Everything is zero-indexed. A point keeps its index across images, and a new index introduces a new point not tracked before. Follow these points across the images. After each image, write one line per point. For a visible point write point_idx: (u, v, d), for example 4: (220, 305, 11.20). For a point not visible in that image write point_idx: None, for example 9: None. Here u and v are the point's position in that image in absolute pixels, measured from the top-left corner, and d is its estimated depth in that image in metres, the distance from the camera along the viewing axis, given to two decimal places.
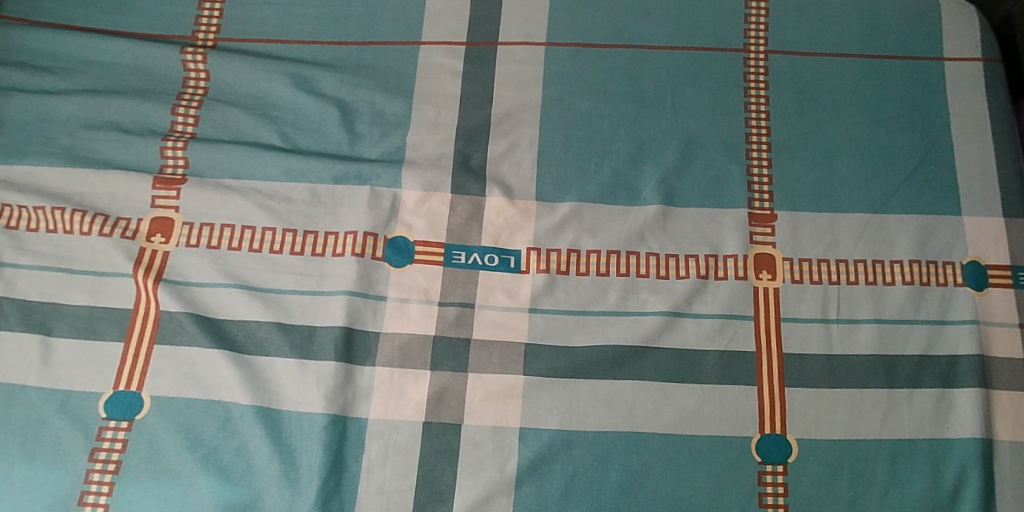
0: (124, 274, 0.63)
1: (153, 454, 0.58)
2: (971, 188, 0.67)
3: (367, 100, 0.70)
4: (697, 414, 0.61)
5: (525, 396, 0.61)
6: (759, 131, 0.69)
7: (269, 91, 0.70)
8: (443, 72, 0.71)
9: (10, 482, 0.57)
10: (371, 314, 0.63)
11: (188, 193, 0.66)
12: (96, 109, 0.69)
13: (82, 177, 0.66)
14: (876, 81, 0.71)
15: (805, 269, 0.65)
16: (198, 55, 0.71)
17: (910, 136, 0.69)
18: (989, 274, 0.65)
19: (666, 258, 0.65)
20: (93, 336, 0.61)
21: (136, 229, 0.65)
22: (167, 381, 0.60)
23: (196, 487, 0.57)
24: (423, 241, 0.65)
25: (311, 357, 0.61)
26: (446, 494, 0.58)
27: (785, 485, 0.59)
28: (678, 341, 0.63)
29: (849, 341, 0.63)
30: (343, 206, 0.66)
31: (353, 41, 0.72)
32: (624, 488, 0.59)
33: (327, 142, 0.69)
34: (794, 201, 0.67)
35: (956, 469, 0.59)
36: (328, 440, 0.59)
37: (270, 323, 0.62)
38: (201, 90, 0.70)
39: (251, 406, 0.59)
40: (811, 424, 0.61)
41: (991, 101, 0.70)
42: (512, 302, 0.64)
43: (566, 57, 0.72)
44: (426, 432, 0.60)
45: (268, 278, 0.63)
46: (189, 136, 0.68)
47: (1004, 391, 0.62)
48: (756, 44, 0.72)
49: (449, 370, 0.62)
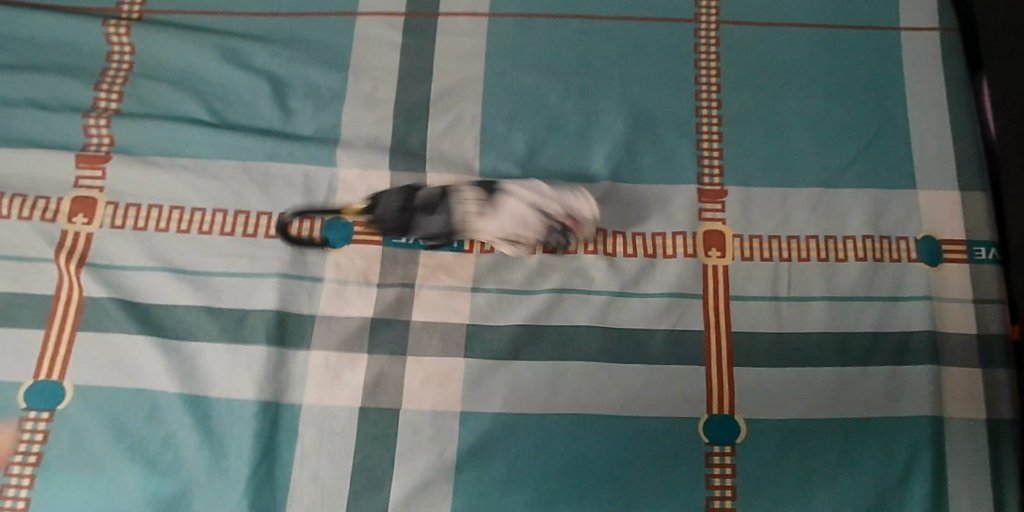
0: (45, 259, 0.60)
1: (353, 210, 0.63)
2: (925, 160, 0.66)
3: (303, 74, 0.67)
4: (643, 396, 0.59)
5: (465, 379, 0.59)
6: (710, 104, 0.67)
7: (198, 64, 0.66)
8: (382, 44, 0.68)
9: (41, 491, 0.55)
10: (306, 297, 0.61)
11: (112, 172, 0.62)
12: (14, 85, 0.65)
13: (0, 157, 0.62)
14: (830, 53, 0.69)
15: (755, 246, 0.63)
16: (123, 29, 0.67)
17: (863, 107, 0.67)
18: (943, 249, 0.63)
19: (613, 236, 0.63)
20: (11, 323, 0.59)
21: (57, 210, 0.61)
22: (90, 370, 0.58)
23: (122, 479, 0.55)
24: (361, 220, 0.62)
25: (242, 341, 0.59)
26: (383, 481, 0.56)
27: (733, 466, 0.57)
28: (624, 321, 0.61)
29: (800, 318, 0.61)
30: (277, 184, 0.63)
31: (288, 11, 0.68)
32: (567, 471, 0.57)
33: (260, 117, 0.65)
34: (744, 176, 0.65)
35: (907, 446, 0.58)
36: (260, 427, 0.57)
37: (198, 307, 0.59)
38: (127, 65, 0.66)
39: (178, 394, 0.57)
40: (760, 404, 0.59)
41: (947, 72, 0.68)
42: (453, 283, 0.61)
43: (511, 28, 0.69)
44: (363, 417, 0.58)
45: (196, 261, 0.61)
46: (115, 113, 0.65)
47: (956, 368, 0.61)
48: (707, 14, 0.70)
49: (387, 353, 0.60)
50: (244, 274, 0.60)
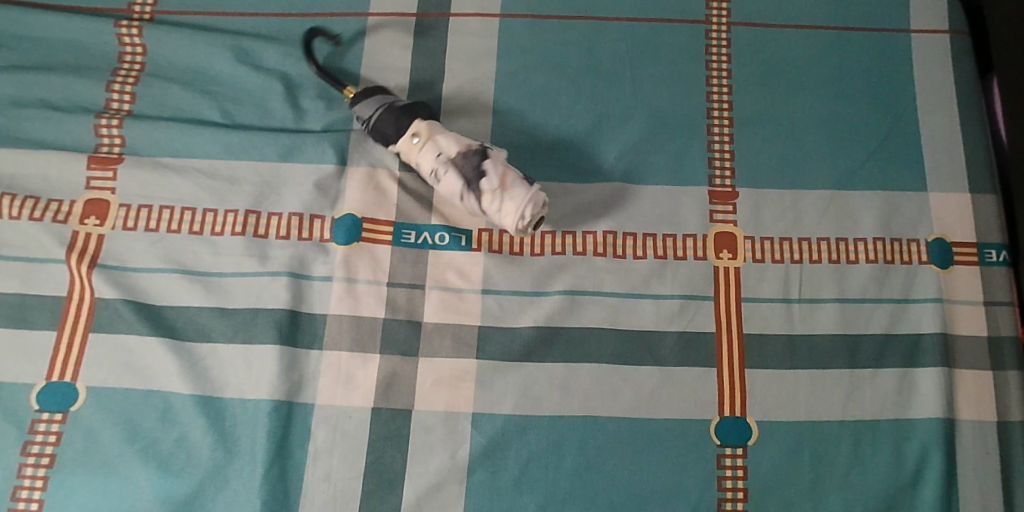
0: (56, 260, 0.60)
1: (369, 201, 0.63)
2: (936, 162, 0.66)
3: (313, 74, 0.67)
4: (655, 397, 0.59)
5: (477, 380, 0.59)
6: (721, 105, 0.67)
7: (209, 64, 0.66)
8: (392, 45, 0.68)
9: (54, 492, 0.55)
10: (318, 296, 0.61)
11: (125, 174, 0.62)
12: (25, 86, 0.65)
13: (12, 157, 0.62)
14: (841, 54, 0.69)
15: (766, 248, 0.63)
16: (133, 29, 0.67)
17: (874, 109, 0.67)
18: (954, 252, 0.63)
19: (623, 237, 0.63)
20: (23, 324, 0.59)
21: (70, 212, 0.61)
22: (102, 372, 0.58)
23: (135, 480, 0.55)
24: (372, 218, 0.62)
25: (254, 342, 0.59)
26: (396, 482, 0.57)
27: (744, 468, 0.58)
28: (636, 322, 0.61)
29: (811, 320, 0.61)
30: (288, 185, 0.63)
31: (298, 12, 0.68)
32: (579, 473, 0.57)
33: (271, 118, 0.65)
34: (755, 177, 0.65)
35: (918, 449, 0.58)
36: (272, 427, 0.57)
37: (210, 308, 0.59)
38: (138, 65, 0.66)
39: (190, 394, 0.57)
40: (772, 406, 0.59)
41: (958, 74, 0.68)
42: (464, 284, 0.61)
43: (521, 29, 0.69)
44: (375, 418, 0.58)
45: (208, 262, 0.61)
46: (126, 114, 0.65)
47: (966, 370, 0.61)
48: (718, 16, 0.69)
49: (399, 354, 0.60)
50: (264, 271, 0.60)
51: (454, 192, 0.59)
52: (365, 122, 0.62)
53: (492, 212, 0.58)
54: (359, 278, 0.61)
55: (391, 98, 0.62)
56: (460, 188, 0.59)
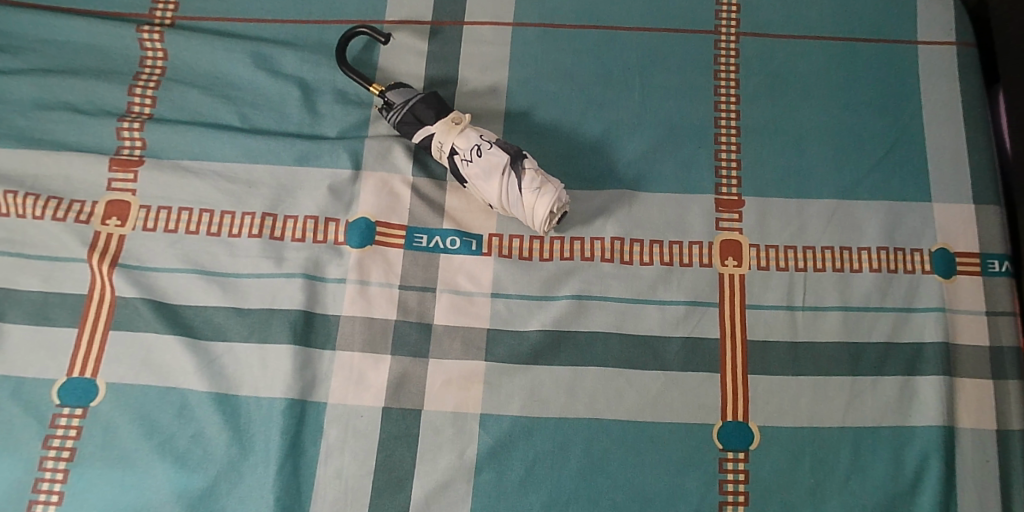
0: (78, 259, 0.62)
1: (382, 206, 0.64)
2: (942, 173, 0.66)
3: (329, 80, 0.68)
4: (659, 401, 0.60)
5: (486, 382, 0.60)
6: (728, 115, 0.68)
7: (228, 69, 0.68)
8: (407, 52, 0.69)
9: (73, 484, 0.57)
10: (331, 298, 0.62)
11: (145, 176, 0.64)
12: (49, 89, 0.66)
13: (35, 158, 0.64)
14: (849, 65, 0.69)
15: (771, 256, 0.64)
16: (155, 33, 0.68)
17: (881, 119, 0.68)
18: (957, 262, 0.64)
19: (630, 243, 0.64)
20: (46, 321, 0.60)
21: (91, 212, 0.63)
22: (122, 368, 0.59)
23: (153, 475, 0.57)
24: (385, 222, 0.64)
25: (270, 341, 0.60)
26: (405, 480, 0.58)
27: (746, 472, 0.59)
28: (642, 328, 0.62)
29: (814, 328, 0.62)
30: (304, 188, 0.65)
31: (315, 18, 0.70)
32: (584, 474, 0.58)
33: (288, 122, 0.67)
34: (762, 186, 0.66)
35: (918, 455, 0.59)
36: (286, 424, 0.58)
37: (227, 308, 0.61)
38: (159, 70, 0.68)
39: (207, 392, 0.59)
40: (775, 411, 0.60)
41: (965, 86, 0.69)
42: (474, 287, 0.63)
43: (533, 37, 0.70)
44: (386, 417, 0.59)
45: (226, 262, 0.62)
46: (147, 117, 0.66)
47: (967, 379, 0.62)
48: (727, 26, 0.70)
49: (410, 354, 0.61)
50: (279, 273, 0.62)
51: (497, 165, 0.59)
52: (398, 108, 0.63)
53: (534, 187, 0.59)
54: (370, 281, 0.63)
55: (416, 92, 0.64)
56: (504, 161, 0.59)
